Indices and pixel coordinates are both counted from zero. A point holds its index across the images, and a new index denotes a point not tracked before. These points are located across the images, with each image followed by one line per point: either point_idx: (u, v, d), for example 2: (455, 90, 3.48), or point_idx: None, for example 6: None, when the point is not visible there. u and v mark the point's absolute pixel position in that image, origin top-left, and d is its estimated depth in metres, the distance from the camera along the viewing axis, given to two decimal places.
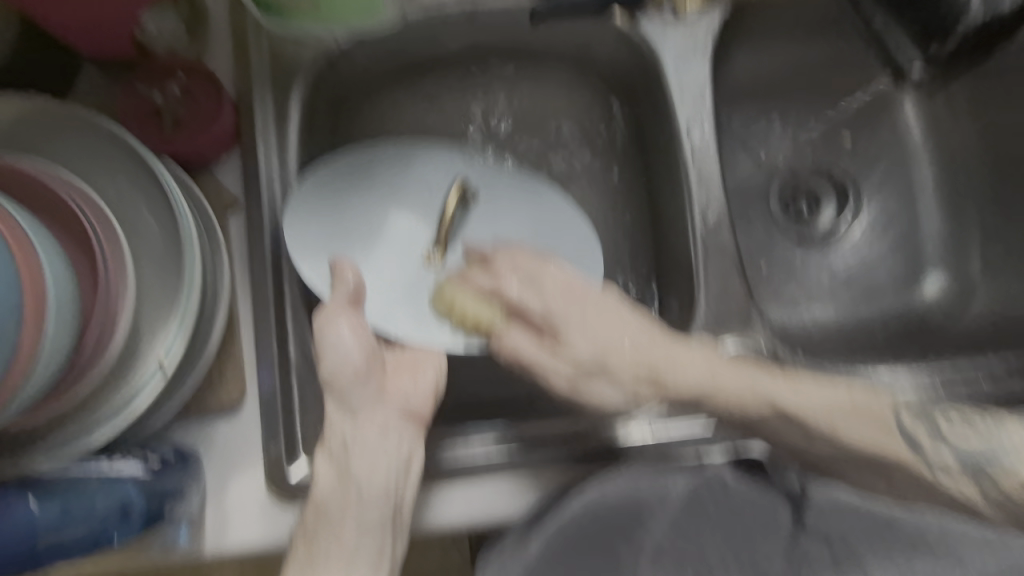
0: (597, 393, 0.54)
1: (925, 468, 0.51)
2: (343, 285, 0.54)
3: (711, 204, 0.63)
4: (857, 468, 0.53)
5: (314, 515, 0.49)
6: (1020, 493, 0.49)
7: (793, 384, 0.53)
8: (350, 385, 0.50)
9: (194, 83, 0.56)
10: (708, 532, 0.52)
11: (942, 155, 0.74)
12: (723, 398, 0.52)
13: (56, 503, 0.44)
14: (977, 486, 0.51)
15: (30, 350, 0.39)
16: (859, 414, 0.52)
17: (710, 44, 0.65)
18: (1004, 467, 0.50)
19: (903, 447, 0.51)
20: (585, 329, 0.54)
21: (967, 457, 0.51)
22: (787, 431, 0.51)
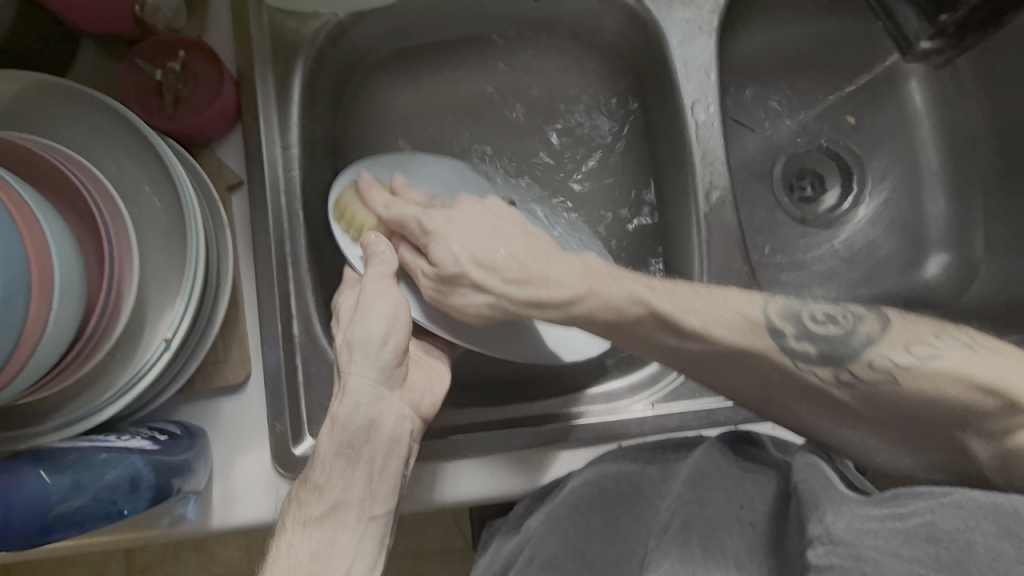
0: (459, 302, 0.52)
1: (786, 359, 0.47)
2: (383, 264, 0.53)
3: (716, 183, 0.62)
4: (751, 377, 0.49)
5: (310, 494, 0.45)
6: (885, 374, 0.45)
7: (671, 292, 0.49)
8: (382, 356, 0.49)
9: (194, 60, 0.56)
10: (714, 492, 0.46)
11: (948, 135, 0.73)
12: (594, 302, 0.50)
13: (67, 476, 0.45)
14: (832, 372, 0.47)
15: (38, 326, 0.39)
16: (746, 312, 0.48)
17: (716, 19, 0.64)
18: (852, 357, 0.46)
19: (765, 339, 0.47)
20: (455, 237, 0.53)
21: (819, 347, 0.47)
22: (689, 347, 0.48)
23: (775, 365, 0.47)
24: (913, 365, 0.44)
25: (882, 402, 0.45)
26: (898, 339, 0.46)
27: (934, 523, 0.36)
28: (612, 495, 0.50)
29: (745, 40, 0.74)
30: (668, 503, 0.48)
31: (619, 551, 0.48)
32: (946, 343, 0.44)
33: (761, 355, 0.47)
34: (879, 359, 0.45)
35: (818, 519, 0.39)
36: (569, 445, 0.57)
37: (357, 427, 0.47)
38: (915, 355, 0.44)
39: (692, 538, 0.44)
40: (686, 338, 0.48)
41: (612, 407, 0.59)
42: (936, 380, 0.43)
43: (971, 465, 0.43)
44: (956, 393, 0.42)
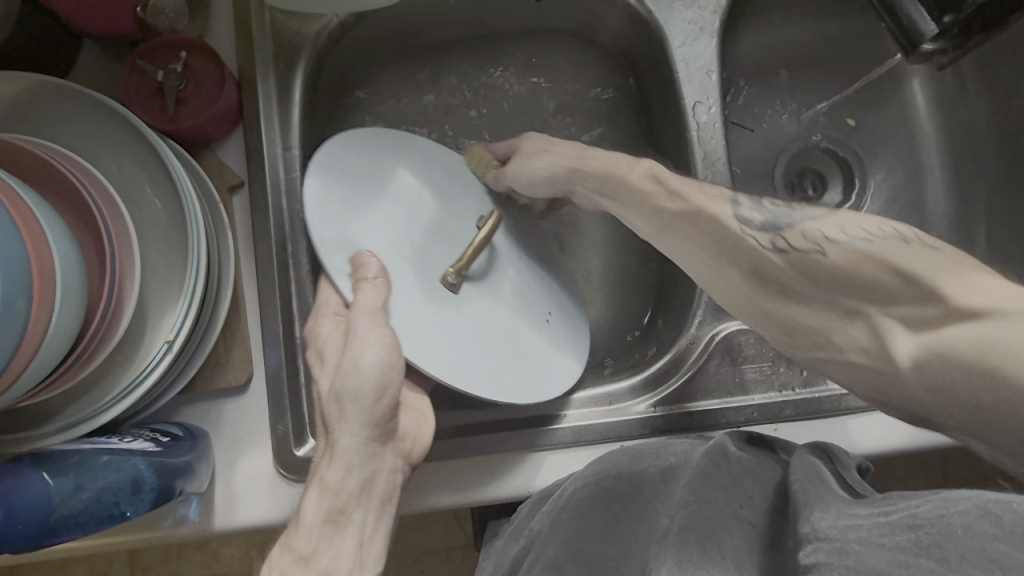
0: (522, 173, 0.59)
1: (734, 223, 0.48)
2: (375, 290, 0.50)
3: (717, 184, 0.62)
4: (704, 245, 0.50)
5: (295, 565, 0.45)
6: (815, 244, 0.45)
7: (679, 172, 0.55)
8: (372, 407, 0.48)
9: (196, 62, 0.56)
10: (714, 492, 0.46)
11: (950, 134, 0.73)
12: (615, 164, 0.56)
13: (69, 479, 0.45)
14: (770, 237, 0.47)
15: (39, 329, 0.39)
16: (722, 190, 0.52)
17: (718, 20, 0.64)
18: (790, 226, 0.47)
19: (725, 206, 0.50)
20: (539, 134, 0.61)
21: (764, 217, 0.48)
22: (669, 205, 0.52)
23: (724, 230, 0.49)
24: (845, 241, 0.43)
25: (810, 271, 0.44)
26: (837, 222, 0.45)
27: (916, 513, 0.34)
28: (612, 495, 0.50)
29: (748, 39, 0.73)
30: (667, 504, 0.48)
31: (617, 553, 0.47)
32: (883, 230, 0.43)
33: (715, 219, 0.49)
34: (813, 231, 0.45)
35: (807, 519, 0.39)
36: (570, 446, 0.57)
37: (348, 491, 0.47)
38: (849, 234, 0.44)
39: (692, 538, 0.43)
40: (667, 196, 0.52)
41: (613, 408, 0.59)
42: (866, 261, 0.42)
43: (894, 374, 0.40)
44: (876, 274, 0.41)
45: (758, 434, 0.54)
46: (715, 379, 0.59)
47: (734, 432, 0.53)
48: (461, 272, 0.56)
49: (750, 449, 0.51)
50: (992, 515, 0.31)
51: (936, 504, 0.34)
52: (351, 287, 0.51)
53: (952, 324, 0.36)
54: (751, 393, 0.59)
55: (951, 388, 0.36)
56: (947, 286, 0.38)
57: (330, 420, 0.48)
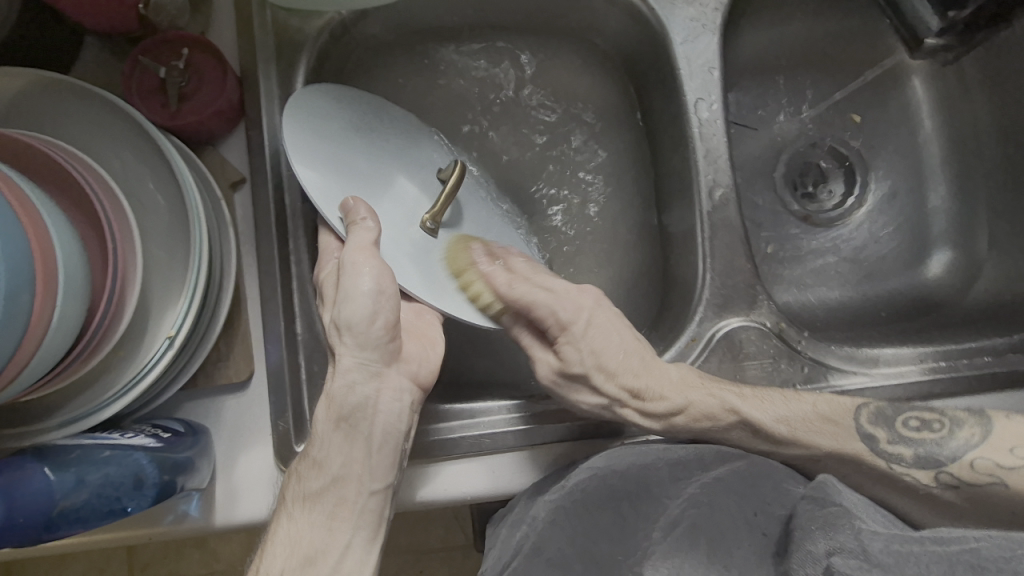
0: (577, 397, 0.54)
1: (882, 461, 0.52)
2: (364, 229, 0.49)
3: (719, 181, 0.62)
4: (854, 474, 0.54)
5: (309, 468, 0.46)
6: (989, 475, 0.50)
7: (757, 395, 0.53)
8: (373, 334, 0.47)
9: (198, 57, 0.56)
10: (727, 499, 0.49)
11: (953, 132, 0.73)
12: (692, 413, 0.52)
13: (71, 473, 0.45)
14: (933, 475, 0.51)
15: (42, 323, 0.39)
16: (835, 417, 0.52)
17: (720, 17, 0.64)
18: (952, 459, 0.51)
19: (860, 444, 0.52)
20: (587, 338, 0.54)
21: (914, 451, 0.52)
22: (783, 449, 0.53)
23: (874, 469, 0.53)
24: (1018, 468, 0.49)
25: (982, 496, 0.50)
26: (999, 442, 0.50)
27: (978, 552, 0.38)
28: (616, 492, 0.50)
29: (751, 36, 0.73)
30: (677, 501, 0.50)
31: (626, 550, 0.50)
32: None
33: (857, 457, 0.52)
34: (982, 461, 0.50)
35: (850, 533, 0.41)
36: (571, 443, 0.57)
37: (352, 405, 0.47)
38: (1019, 457, 0.49)
39: (701, 539, 0.48)
40: (778, 443, 0.53)
41: None
42: None
43: None
44: None
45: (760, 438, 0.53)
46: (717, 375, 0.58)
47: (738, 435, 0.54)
48: (438, 218, 0.54)
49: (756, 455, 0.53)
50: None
51: (996, 545, 0.38)
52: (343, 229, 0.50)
53: None
54: None
55: None
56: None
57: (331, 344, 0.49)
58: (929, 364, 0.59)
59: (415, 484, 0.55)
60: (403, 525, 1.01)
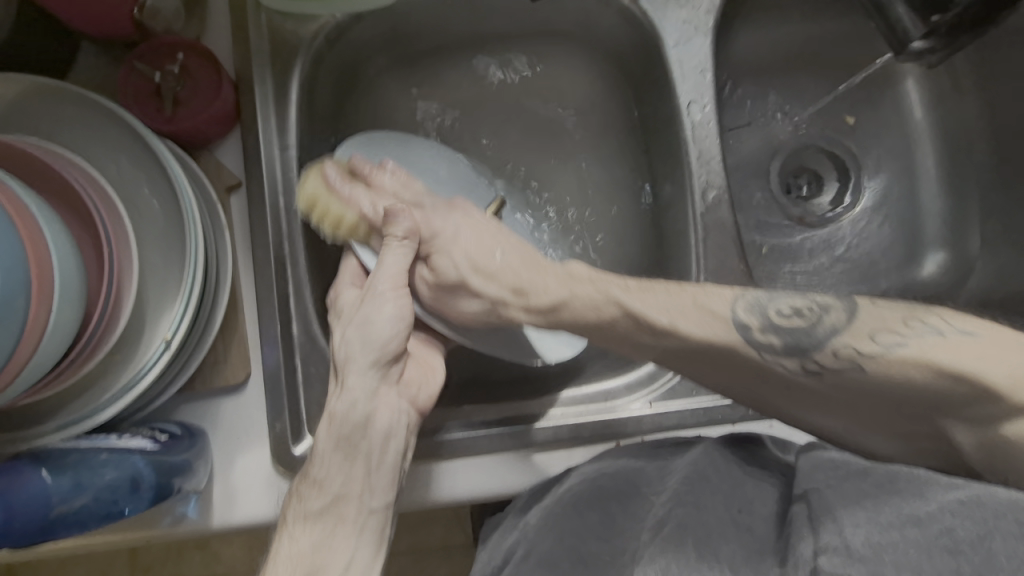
0: (458, 307, 0.56)
1: (753, 351, 0.47)
2: (399, 253, 0.54)
3: (712, 182, 0.62)
4: (726, 372, 0.49)
5: (310, 488, 0.46)
6: (849, 361, 0.44)
7: (644, 288, 0.51)
8: (381, 354, 0.50)
9: (193, 62, 0.56)
10: (711, 498, 0.47)
11: (945, 132, 0.73)
12: (574, 306, 0.53)
13: (68, 477, 0.45)
14: (798, 363, 0.46)
15: (37, 328, 0.39)
16: (712, 309, 0.48)
17: (712, 19, 0.64)
18: (817, 348, 0.45)
19: (731, 331, 0.47)
20: (458, 244, 0.56)
21: (782, 339, 0.46)
22: (663, 344, 0.49)
23: (743, 360, 0.47)
24: (879, 353, 0.42)
25: (848, 387, 0.44)
26: (864, 329, 0.44)
27: (953, 530, 0.36)
28: (610, 492, 0.51)
29: (743, 37, 0.73)
30: (663, 501, 0.48)
31: (613, 548, 0.48)
32: (915, 329, 0.42)
33: (728, 349, 0.47)
34: (841, 347, 0.44)
35: (833, 527, 0.39)
36: (566, 443, 0.58)
37: (354, 422, 0.47)
38: (881, 344, 0.43)
39: (688, 539, 0.45)
40: (657, 335, 0.49)
41: (612, 406, 0.60)
42: (908, 367, 0.41)
43: (958, 453, 0.41)
44: (921, 379, 0.40)
45: (747, 436, 0.54)
46: None
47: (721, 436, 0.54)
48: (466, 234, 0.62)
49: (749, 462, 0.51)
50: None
51: (970, 519, 0.36)
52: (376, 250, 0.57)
53: (1008, 423, 0.38)
54: None
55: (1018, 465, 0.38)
56: (998, 380, 0.38)
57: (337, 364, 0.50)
58: None
59: (411, 485, 0.56)
60: (401, 526, 1.02)
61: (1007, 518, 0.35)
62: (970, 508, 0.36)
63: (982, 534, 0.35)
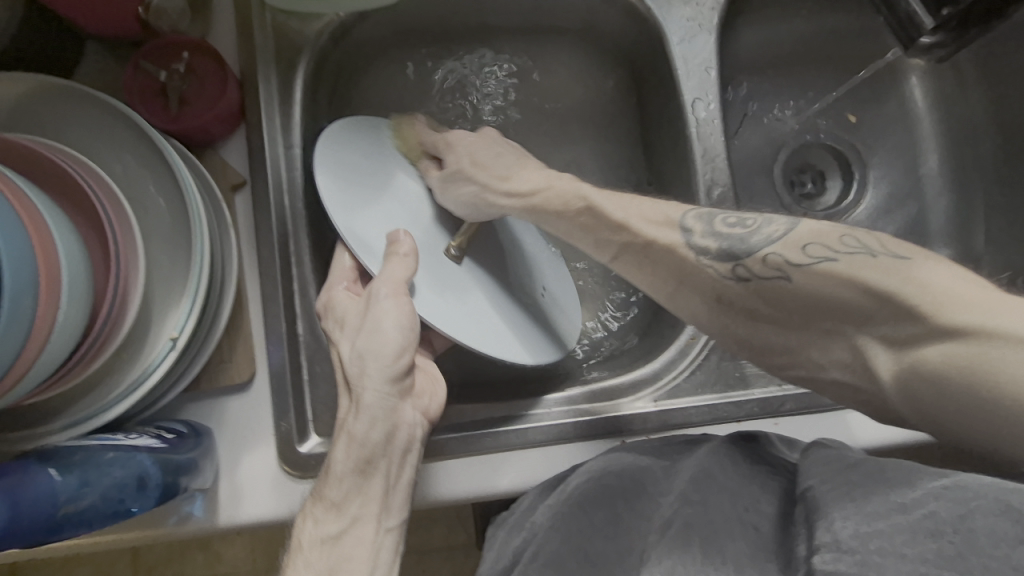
0: (456, 193, 0.57)
1: (689, 252, 0.47)
2: (403, 264, 0.52)
3: (717, 180, 0.62)
4: (660, 272, 0.49)
5: (328, 511, 0.47)
6: (777, 270, 0.43)
7: (613, 193, 0.54)
8: (389, 365, 0.49)
9: (199, 62, 0.56)
10: (717, 496, 0.47)
11: (949, 130, 0.73)
12: (549, 193, 0.56)
13: (75, 475, 0.45)
14: (730, 267, 0.45)
15: (45, 326, 0.39)
16: (665, 212, 0.50)
17: (716, 16, 0.64)
18: (748, 254, 0.45)
19: (673, 233, 0.48)
20: (469, 145, 0.60)
21: (719, 243, 0.46)
22: (616, 237, 0.51)
23: (679, 261, 0.48)
24: (808, 265, 0.42)
25: (777, 298, 0.44)
26: (797, 241, 0.44)
27: (937, 514, 0.34)
28: (614, 490, 0.51)
29: (747, 34, 0.74)
30: (669, 499, 0.48)
31: (619, 546, 0.48)
32: (847, 245, 0.42)
33: (667, 249, 0.48)
34: (772, 255, 0.44)
35: (824, 525, 0.37)
36: (572, 440, 0.58)
37: (374, 442, 0.48)
38: (811, 255, 0.42)
39: (694, 540, 0.44)
40: (612, 228, 0.52)
41: (614, 403, 0.60)
42: (833, 281, 0.41)
43: (876, 388, 0.40)
44: (843, 293, 0.40)
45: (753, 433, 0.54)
46: (714, 374, 0.60)
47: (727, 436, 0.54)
48: (463, 245, 0.58)
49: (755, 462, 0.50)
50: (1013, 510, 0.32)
51: (952, 500, 0.34)
52: (376, 256, 0.52)
53: (931, 343, 0.36)
54: (751, 387, 0.60)
55: (935, 407, 0.36)
56: (924, 303, 0.37)
57: (353, 379, 0.49)
58: None
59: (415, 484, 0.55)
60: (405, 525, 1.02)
61: (986, 497, 0.33)
62: (953, 492, 0.34)
63: (962, 513, 0.33)
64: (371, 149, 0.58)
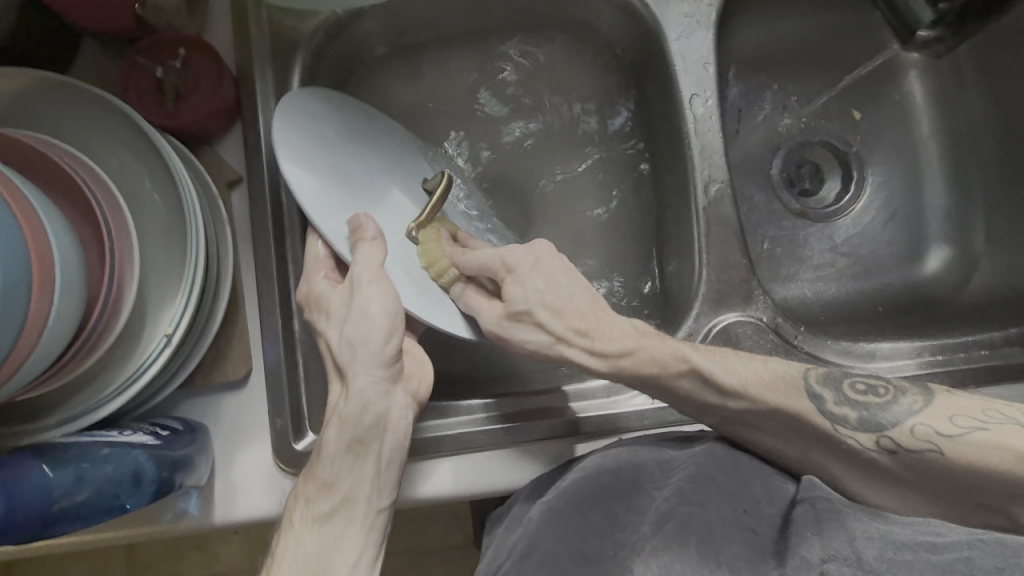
0: (521, 338, 0.52)
1: (826, 422, 0.50)
2: (374, 249, 0.48)
3: (714, 177, 0.62)
4: (791, 441, 0.52)
5: (319, 491, 0.47)
6: (927, 443, 0.47)
7: (711, 350, 0.53)
8: (376, 346, 0.47)
9: (195, 58, 0.56)
10: (716, 497, 0.48)
11: (950, 128, 0.73)
12: (640, 356, 0.52)
13: (70, 470, 0.45)
14: (874, 439, 0.49)
15: (38, 321, 0.39)
16: (786, 378, 0.52)
17: (715, 13, 0.64)
18: (894, 426, 0.49)
19: (803, 401, 0.51)
20: (534, 275, 0.52)
21: (858, 414, 0.50)
22: (729, 405, 0.52)
23: (814, 428, 0.50)
24: (959, 435, 0.46)
25: (923, 468, 0.48)
26: (941, 412, 0.48)
27: (971, 560, 0.39)
28: (611, 491, 0.51)
29: (746, 32, 0.73)
30: (666, 496, 0.49)
31: (614, 543, 0.50)
32: (989, 416, 0.47)
33: (800, 417, 0.51)
34: (920, 427, 0.48)
35: (845, 539, 0.43)
36: (566, 439, 0.57)
37: (366, 425, 0.47)
38: (961, 427, 0.47)
39: (690, 537, 0.47)
40: (728, 395, 0.51)
41: (609, 401, 0.59)
42: (988, 452, 0.45)
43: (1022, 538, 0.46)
44: (998, 464, 0.45)
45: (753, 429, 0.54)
46: None
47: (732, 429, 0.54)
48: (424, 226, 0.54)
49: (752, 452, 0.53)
50: None
51: (988, 552, 0.39)
52: (349, 249, 0.49)
53: None
54: None
55: None
56: None
57: (343, 364, 0.48)
58: (924, 358, 0.59)
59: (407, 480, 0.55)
60: (401, 526, 1.02)
61: (1020, 558, 0.39)
62: (988, 544, 0.40)
63: (998, 566, 0.38)
64: (327, 127, 0.53)
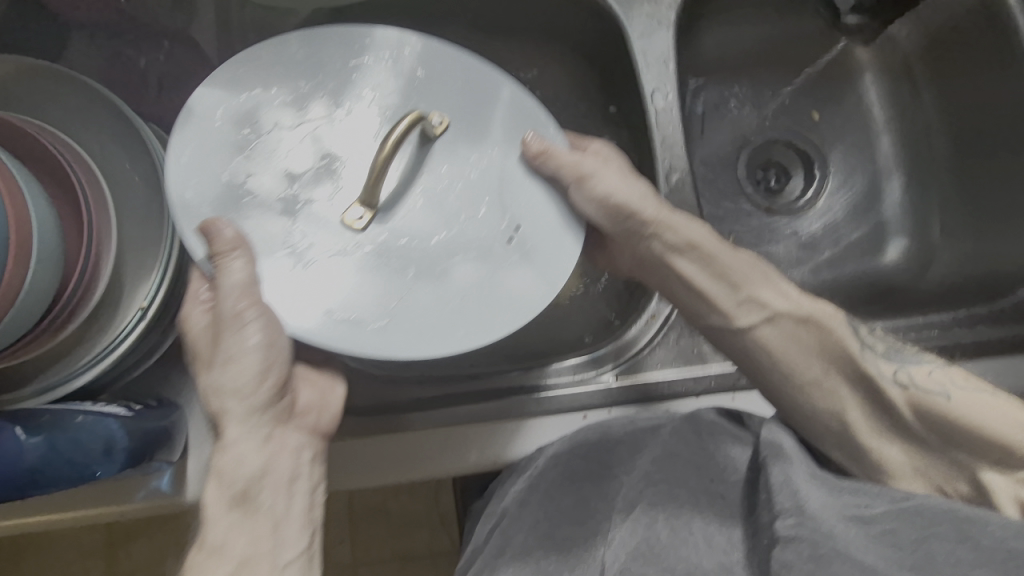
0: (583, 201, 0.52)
1: (857, 344, 0.55)
2: (230, 266, 0.44)
3: (676, 166, 0.65)
4: (816, 347, 0.55)
5: (206, 559, 0.45)
6: (938, 386, 0.52)
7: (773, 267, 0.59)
8: (252, 383, 0.47)
9: (178, 49, 0.61)
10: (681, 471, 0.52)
11: (903, 127, 0.77)
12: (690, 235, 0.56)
13: (42, 438, 0.46)
14: (892, 370, 0.54)
15: (14, 287, 0.41)
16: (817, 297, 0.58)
17: (674, 14, 0.68)
18: (914, 367, 0.54)
19: (836, 318, 0.56)
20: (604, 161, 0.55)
21: (883, 347, 0.55)
22: (772, 302, 0.56)
23: (842, 347, 0.54)
24: (967, 390, 0.52)
25: (926, 410, 0.52)
26: (958, 373, 0.54)
27: (897, 532, 0.45)
28: (579, 472, 0.54)
29: (710, 35, 0.77)
30: (634, 480, 0.53)
31: (585, 530, 0.53)
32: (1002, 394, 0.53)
33: (816, 324, 0.55)
34: (931, 373, 0.53)
35: (790, 494, 0.48)
36: (535, 418, 0.57)
37: (247, 475, 0.47)
38: (970, 384, 0.53)
39: (659, 517, 0.51)
40: (771, 285, 0.57)
41: (575, 380, 0.60)
42: (986, 408, 0.51)
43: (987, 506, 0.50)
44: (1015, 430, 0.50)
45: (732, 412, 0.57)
46: (673, 350, 0.62)
47: (715, 408, 0.57)
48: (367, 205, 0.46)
49: (728, 424, 0.56)
50: (973, 541, 0.43)
51: (912, 523, 0.45)
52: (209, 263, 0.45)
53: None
54: (708, 364, 0.61)
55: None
56: None
57: (221, 412, 0.47)
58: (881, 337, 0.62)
59: (365, 464, 0.55)
60: (387, 532, 1.02)
61: (946, 526, 0.44)
62: (914, 515, 0.46)
63: (921, 536, 0.45)
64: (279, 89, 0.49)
